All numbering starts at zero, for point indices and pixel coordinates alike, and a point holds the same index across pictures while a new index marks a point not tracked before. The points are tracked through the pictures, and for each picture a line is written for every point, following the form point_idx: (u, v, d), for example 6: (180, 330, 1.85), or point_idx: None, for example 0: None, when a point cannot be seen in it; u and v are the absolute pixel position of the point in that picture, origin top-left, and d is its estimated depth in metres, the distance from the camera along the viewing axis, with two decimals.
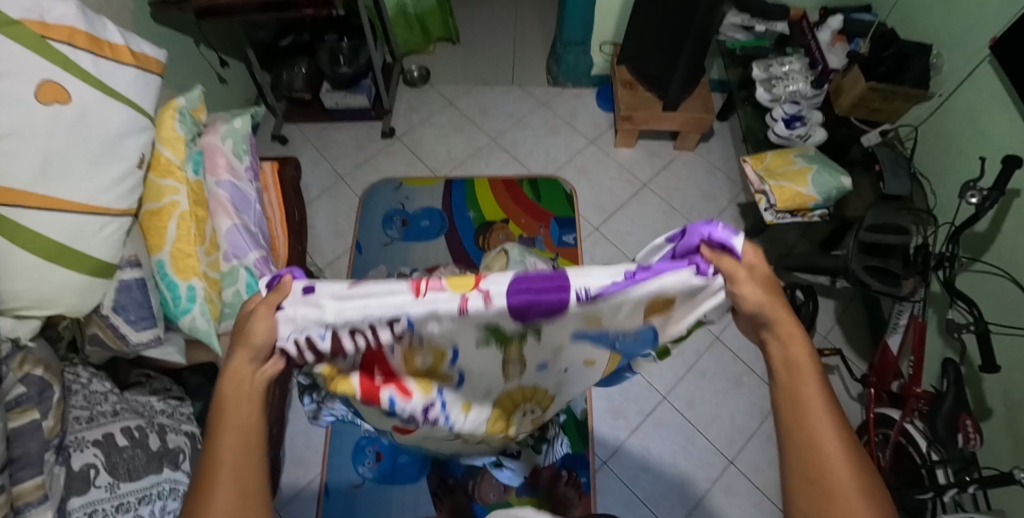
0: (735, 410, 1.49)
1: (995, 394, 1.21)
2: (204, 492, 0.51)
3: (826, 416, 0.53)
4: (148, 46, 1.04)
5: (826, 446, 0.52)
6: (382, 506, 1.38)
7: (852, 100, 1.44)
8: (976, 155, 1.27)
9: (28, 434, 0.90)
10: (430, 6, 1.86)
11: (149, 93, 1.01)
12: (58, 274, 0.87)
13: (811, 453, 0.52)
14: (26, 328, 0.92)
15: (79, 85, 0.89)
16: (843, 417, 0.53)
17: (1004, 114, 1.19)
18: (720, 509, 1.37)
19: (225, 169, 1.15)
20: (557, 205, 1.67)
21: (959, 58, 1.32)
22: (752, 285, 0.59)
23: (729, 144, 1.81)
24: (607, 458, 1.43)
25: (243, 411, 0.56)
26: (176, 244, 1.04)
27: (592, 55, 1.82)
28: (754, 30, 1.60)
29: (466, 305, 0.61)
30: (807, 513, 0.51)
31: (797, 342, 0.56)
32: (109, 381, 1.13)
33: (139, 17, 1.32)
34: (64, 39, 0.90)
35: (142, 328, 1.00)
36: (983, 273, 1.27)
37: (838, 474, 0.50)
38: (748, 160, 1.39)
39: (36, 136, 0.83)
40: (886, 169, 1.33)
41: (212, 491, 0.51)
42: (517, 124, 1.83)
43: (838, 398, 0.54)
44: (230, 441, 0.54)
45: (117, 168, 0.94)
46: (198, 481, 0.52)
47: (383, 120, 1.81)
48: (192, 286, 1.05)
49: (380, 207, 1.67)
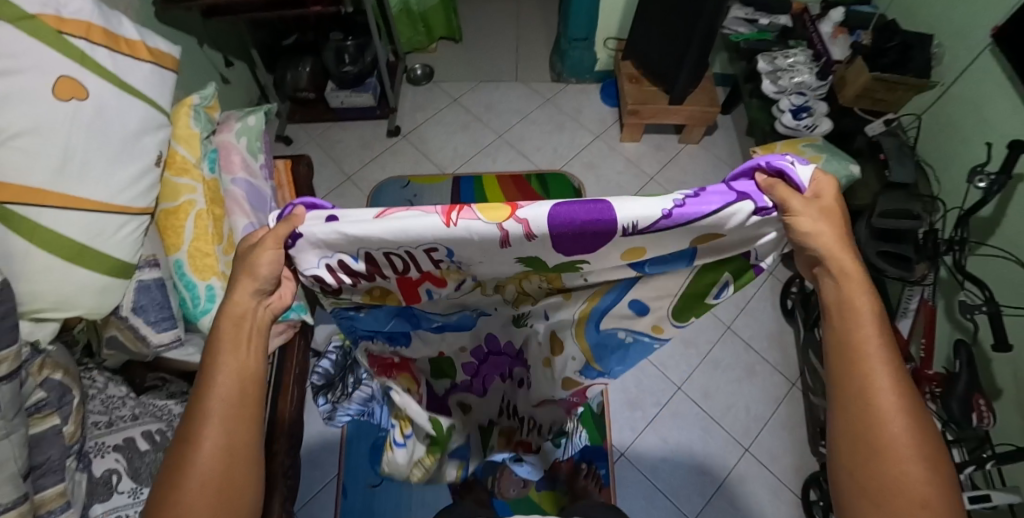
0: (749, 399, 1.50)
1: (1005, 375, 1.23)
2: (195, 440, 0.57)
3: (887, 383, 0.56)
4: (163, 43, 1.02)
5: (884, 410, 0.55)
6: (401, 505, 1.37)
7: (856, 91, 1.47)
8: (980, 139, 1.30)
9: (50, 439, 0.87)
10: (434, 4, 1.86)
11: (166, 90, 0.99)
12: (77, 275, 0.85)
13: (866, 413, 0.56)
14: (45, 331, 0.90)
15: (96, 81, 0.87)
16: (906, 387, 0.56)
17: (1007, 100, 1.22)
18: (737, 496, 1.38)
19: (241, 168, 1.13)
20: (566, 200, 1.68)
21: (960, 47, 1.35)
22: (810, 220, 0.60)
23: (733, 137, 1.83)
24: (624, 450, 1.43)
25: (240, 358, 0.61)
26: (194, 245, 1.02)
27: (597, 50, 1.82)
28: (758, 24, 1.63)
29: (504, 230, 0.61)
30: (850, 460, 0.56)
31: (862, 306, 0.59)
32: (125, 386, 1.10)
33: (146, 15, 1.31)
34: (81, 34, 0.88)
35: (163, 329, 0.97)
36: (990, 257, 1.29)
37: (891, 435, 0.55)
38: (758, 150, 1.42)
39: (55, 133, 0.81)
40: (890, 158, 1.32)
41: (203, 443, 0.57)
42: (523, 120, 1.83)
43: (904, 369, 0.57)
44: (224, 384, 0.59)
45: (135, 167, 0.92)
46: (189, 427, 0.58)
47: (389, 118, 1.80)
48: (211, 286, 1.02)
49: (389, 205, 1.66)
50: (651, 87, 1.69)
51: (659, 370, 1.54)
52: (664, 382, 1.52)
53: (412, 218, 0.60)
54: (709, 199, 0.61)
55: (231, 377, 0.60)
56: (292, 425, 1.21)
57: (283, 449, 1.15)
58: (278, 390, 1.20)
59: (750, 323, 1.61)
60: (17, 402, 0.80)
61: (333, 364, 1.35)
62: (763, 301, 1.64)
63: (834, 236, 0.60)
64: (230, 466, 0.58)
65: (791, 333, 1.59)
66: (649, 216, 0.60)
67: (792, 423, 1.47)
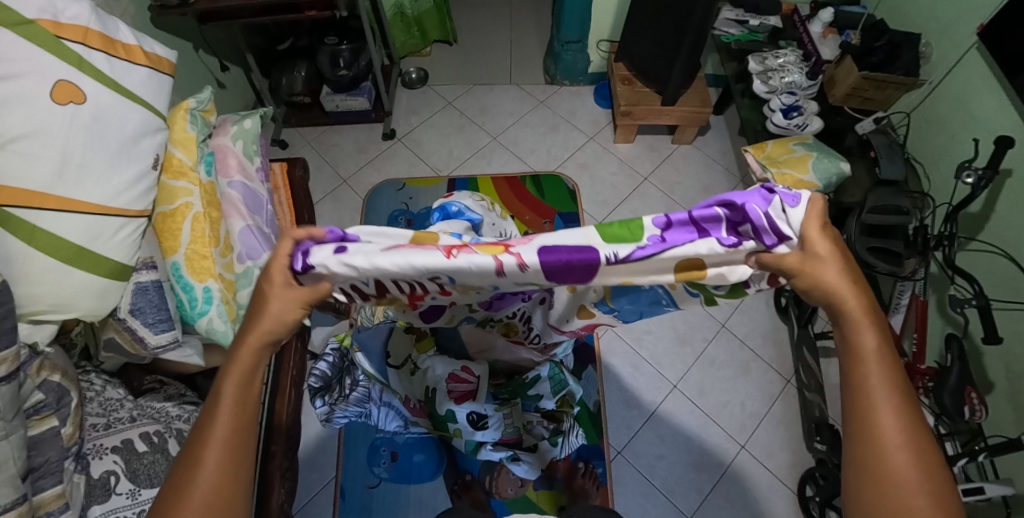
0: (745, 395, 1.51)
1: (996, 369, 1.24)
2: (195, 454, 0.58)
3: (898, 433, 0.53)
4: (160, 47, 1.03)
5: (890, 463, 0.52)
6: (400, 506, 1.38)
7: (845, 90, 1.49)
8: (968, 136, 1.31)
9: (48, 440, 0.88)
10: (427, 8, 1.87)
11: (162, 94, 1.01)
12: (75, 277, 0.86)
13: (872, 466, 0.53)
14: (44, 333, 0.90)
15: (94, 85, 0.88)
16: (921, 437, 0.53)
17: (994, 98, 1.24)
18: (734, 493, 1.39)
19: (237, 171, 1.13)
20: (560, 201, 1.69)
21: (948, 45, 1.37)
22: (826, 243, 0.57)
23: (726, 138, 1.85)
24: (621, 448, 1.44)
25: (246, 375, 0.62)
26: (190, 248, 1.03)
27: (590, 52, 1.84)
28: (748, 24, 1.65)
29: (500, 265, 0.63)
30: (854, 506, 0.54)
31: (873, 352, 0.56)
32: (123, 388, 1.10)
33: (142, 20, 1.32)
34: (79, 39, 0.89)
35: (160, 331, 0.98)
36: (980, 252, 1.31)
37: (899, 487, 0.52)
38: (750, 149, 1.42)
39: (53, 137, 0.82)
40: (880, 155, 1.37)
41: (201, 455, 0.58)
42: (517, 122, 1.85)
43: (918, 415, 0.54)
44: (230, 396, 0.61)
45: (133, 170, 0.93)
46: (192, 441, 0.59)
47: (384, 121, 1.81)
48: (208, 288, 1.03)
49: (385, 208, 1.67)
50: (644, 88, 1.71)
51: (655, 368, 1.55)
52: (660, 381, 1.53)
53: (416, 255, 0.62)
54: (676, 237, 0.62)
55: (236, 376, 0.62)
56: (291, 426, 1.22)
57: (281, 450, 1.16)
58: (275, 392, 1.21)
59: (745, 321, 1.62)
60: (15, 404, 0.81)
61: (331, 367, 1.37)
62: (757, 299, 1.65)
63: (839, 268, 0.57)
64: (227, 480, 0.59)
65: (785, 330, 1.60)
66: (622, 249, 0.62)
67: (787, 419, 1.48)
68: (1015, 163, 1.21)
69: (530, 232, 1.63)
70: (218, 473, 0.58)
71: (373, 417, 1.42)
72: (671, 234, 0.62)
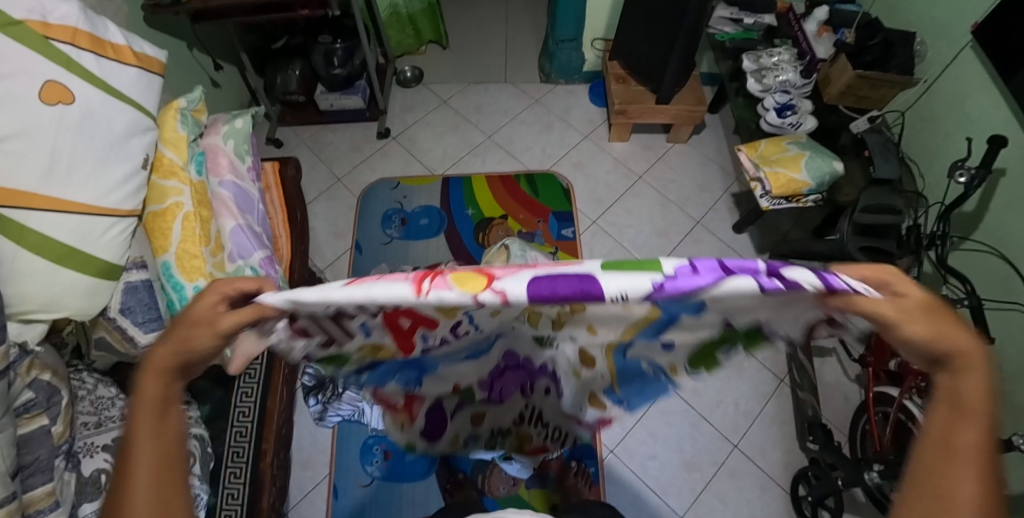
0: (738, 394, 1.51)
1: (989, 369, 1.24)
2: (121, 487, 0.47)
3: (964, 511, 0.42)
4: (150, 47, 1.03)
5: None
6: (393, 504, 1.38)
7: (839, 89, 1.48)
8: (963, 136, 1.31)
9: (38, 439, 0.88)
10: (422, 6, 1.87)
11: (152, 93, 1.01)
12: (63, 277, 0.86)
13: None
14: (34, 332, 0.90)
15: (83, 85, 0.88)
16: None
17: (988, 97, 1.24)
18: (727, 493, 1.39)
19: (229, 171, 1.14)
20: (554, 200, 1.69)
21: (943, 44, 1.37)
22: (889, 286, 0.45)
23: (721, 137, 1.85)
24: (613, 447, 1.44)
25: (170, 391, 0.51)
26: (181, 247, 1.03)
27: (585, 50, 1.84)
28: (742, 23, 1.65)
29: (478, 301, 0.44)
30: None
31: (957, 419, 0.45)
32: (115, 387, 1.11)
33: (134, 19, 1.32)
34: (67, 39, 0.89)
35: (149, 330, 0.98)
36: (973, 252, 1.30)
37: None
38: (743, 148, 1.41)
39: (41, 137, 0.82)
40: (874, 154, 1.34)
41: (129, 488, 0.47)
42: (512, 121, 1.85)
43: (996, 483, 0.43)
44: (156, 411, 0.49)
45: (122, 170, 0.93)
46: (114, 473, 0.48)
47: (379, 120, 1.81)
48: (198, 287, 1.04)
49: (379, 207, 1.67)
50: (638, 87, 1.71)
51: None
52: None
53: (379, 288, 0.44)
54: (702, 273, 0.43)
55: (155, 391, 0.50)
56: (281, 424, 1.25)
57: None
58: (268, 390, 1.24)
59: None
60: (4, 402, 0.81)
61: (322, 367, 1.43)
62: None
63: (895, 305, 0.46)
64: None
65: None
66: (637, 290, 0.43)
67: (780, 419, 1.48)
68: (1009, 162, 1.20)
69: (523, 232, 1.63)
70: (173, 423, 0.50)
71: (365, 416, 1.45)
72: (681, 280, 0.43)
